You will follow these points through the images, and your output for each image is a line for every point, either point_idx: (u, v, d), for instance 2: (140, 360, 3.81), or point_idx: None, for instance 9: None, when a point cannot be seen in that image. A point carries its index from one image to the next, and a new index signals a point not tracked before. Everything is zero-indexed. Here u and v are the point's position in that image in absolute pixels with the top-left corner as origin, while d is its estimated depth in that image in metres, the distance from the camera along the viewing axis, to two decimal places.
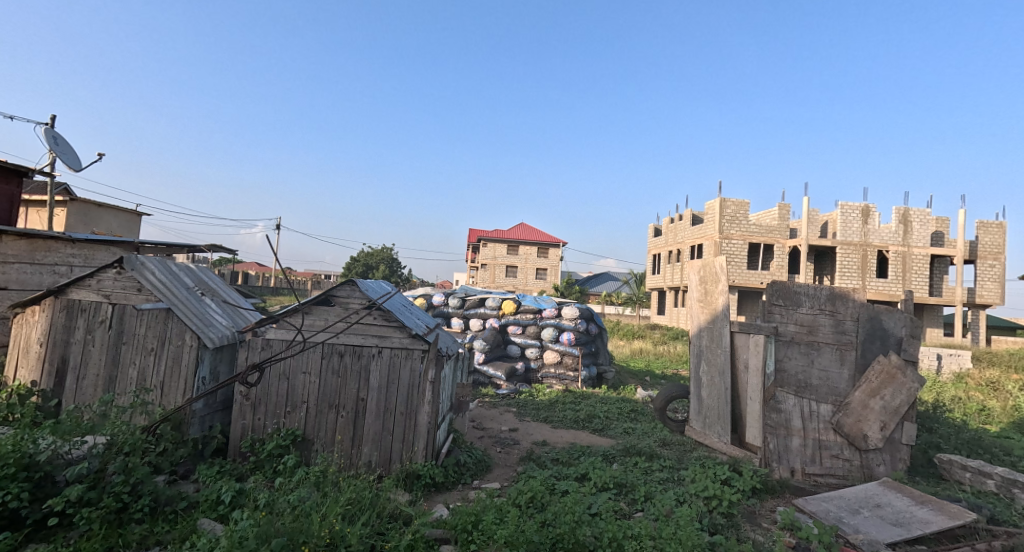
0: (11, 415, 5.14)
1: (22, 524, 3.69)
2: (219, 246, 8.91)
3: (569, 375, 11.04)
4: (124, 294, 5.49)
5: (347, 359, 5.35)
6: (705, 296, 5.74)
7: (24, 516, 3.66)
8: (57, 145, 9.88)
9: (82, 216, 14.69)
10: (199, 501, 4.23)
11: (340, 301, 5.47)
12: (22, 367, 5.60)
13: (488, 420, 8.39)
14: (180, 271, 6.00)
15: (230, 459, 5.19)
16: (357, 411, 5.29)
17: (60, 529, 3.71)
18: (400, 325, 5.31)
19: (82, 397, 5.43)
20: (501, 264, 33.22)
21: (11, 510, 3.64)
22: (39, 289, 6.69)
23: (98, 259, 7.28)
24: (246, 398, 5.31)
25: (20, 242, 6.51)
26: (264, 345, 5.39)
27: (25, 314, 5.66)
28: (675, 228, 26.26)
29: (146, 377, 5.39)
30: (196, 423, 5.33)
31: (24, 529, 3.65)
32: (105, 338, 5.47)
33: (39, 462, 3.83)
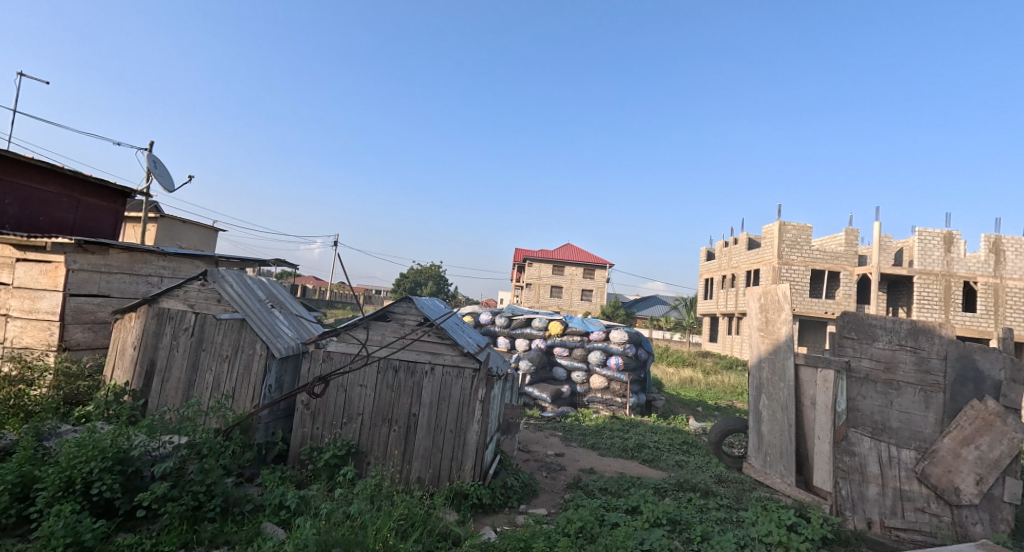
0: (104, 413, 5.49)
1: (115, 513, 3.93)
2: (285, 261, 9.31)
3: (617, 401, 10.71)
4: (206, 304, 5.80)
5: (402, 374, 5.40)
6: (767, 324, 5.39)
7: (116, 505, 3.91)
8: (155, 168, 10.68)
9: (168, 231, 15.79)
10: (264, 504, 4.32)
11: (397, 318, 5.55)
12: (117, 368, 5.96)
13: (534, 443, 8.27)
14: (254, 285, 6.34)
15: (290, 465, 5.30)
16: (409, 427, 5.31)
17: (145, 521, 3.95)
18: (453, 342, 5.33)
19: (165, 399, 5.72)
20: (546, 284, 33.11)
21: (106, 499, 3.87)
22: (135, 297, 7.13)
23: (184, 272, 7.72)
24: (307, 406, 5.43)
25: (123, 253, 6.92)
26: (325, 358, 5.50)
27: (122, 320, 6.04)
28: (730, 253, 25.42)
29: (220, 383, 5.62)
30: (261, 429, 5.51)
31: (115, 518, 3.89)
32: (188, 344, 5.75)
33: (131, 456, 4.10)
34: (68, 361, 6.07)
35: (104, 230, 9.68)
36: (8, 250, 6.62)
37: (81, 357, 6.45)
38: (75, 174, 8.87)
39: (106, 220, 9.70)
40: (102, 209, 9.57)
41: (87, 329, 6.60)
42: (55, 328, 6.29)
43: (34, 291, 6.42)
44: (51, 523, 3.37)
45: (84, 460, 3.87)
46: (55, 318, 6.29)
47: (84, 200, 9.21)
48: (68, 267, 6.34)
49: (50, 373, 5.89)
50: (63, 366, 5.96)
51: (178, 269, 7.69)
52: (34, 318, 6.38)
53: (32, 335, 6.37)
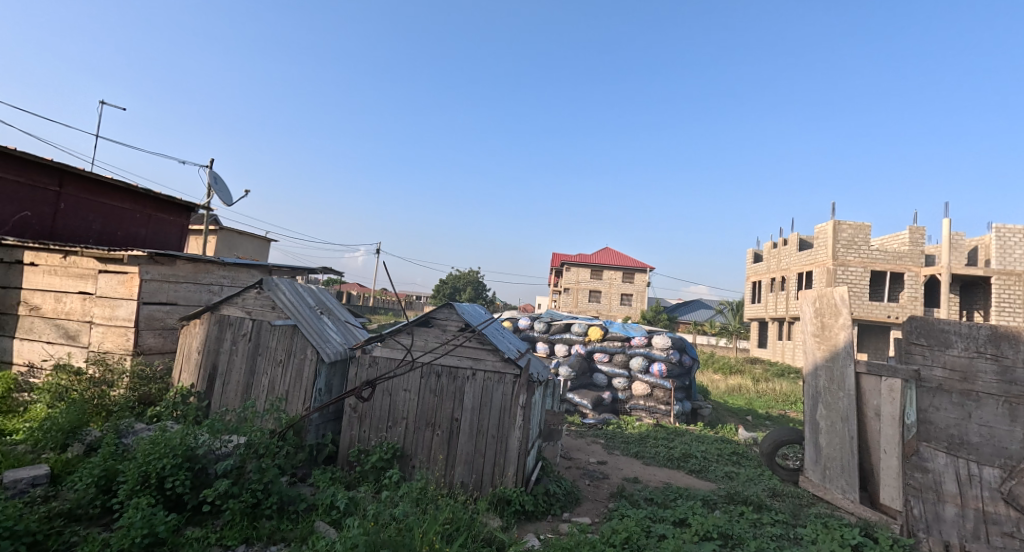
0: (172, 413, 5.77)
1: (184, 507, 4.15)
2: (331, 269, 9.41)
3: (661, 408, 10.35)
4: (261, 311, 5.88)
5: (444, 380, 5.29)
6: (822, 330, 5.01)
7: (185, 500, 4.12)
8: (215, 183, 11.05)
9: (226, 243, 16.33)
10: (316, 504, 4.32)
11: (439, 324, 5.47)
12: (184, 372, 6.13)
13: (576, 450, 8.03)
14: (304, 292, 6.39)
15: (339, 467, 5.27)
16: (451, 431, 5.19)
17: (210, 516, 4.13)
18: (494, 347, 5.19)
19: (226, 401, 5.85)
20: (584, 289, 32.70)
21: (177, 494, 4.10)
22: (200, 305, 7.30)
23: (242, 280, 7.87)
24: (353, 410, 5.39)
25: (188, 263, 7.10)
26: (371, 363, 5.45)
27: (187, 326, 6.19)
28: (779, 254, 24.46)
29: (275, 386, 5.69)
30: (312, 431, 5.50)
31: (184, 512, 4.09)
32: (246, 349, 5.85)
33: (198, 455, 4.32)
34: (142, 365, 6.28)
35: (172, 242, 9.98)
36: (88, 261, 6.74)
37: (154, 362, 6.64)
38: (149, 192, 9.24)
39: (173, 233, 9.99)
40: (170, 222, 9.88)
41: (159, 335, 6.78)
42: (131, 334, 6.50)
43: (113, 299, 6.62)
44: (129, 514, 3.65)
45: (158, 457, 4.12)
46: (130, 325, 6.50)
47: (154, 215, 9.54)
48: (141, 277, 6.55)
49: (125, 376, 6.11)
50: (138, 368, 6.18)
51: (237, 277, 7.83)
52: (113, 324, 6.58)
53: (111, 341, 6.57)
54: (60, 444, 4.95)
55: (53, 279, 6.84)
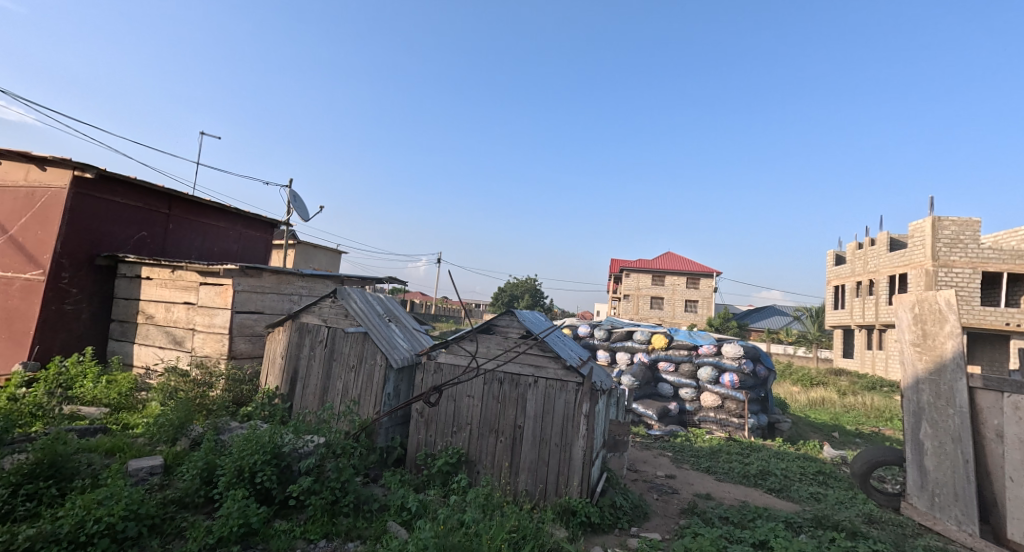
0: (263, 413, 6.23)
1: (272, 501, 4.49)
2: (396, 279, 9.83)
3: (733, 422, 10.01)
4: (336, 319, 6.28)
5: (506, 387, 5.45)
6: (922, 338, 3.72)
7: (273, 494, 4.46)
8: (293, 200, 11.82)
9: (302, 255, 17.34)
10: (388, 505, 4.57)
11: (500, 331, 5.63)
12: (269, 375, 6.64)
13: (642, 463, 7.97)
14: (373, 300, 6.76)
15: (408, 469, 5.54)
16: (515, 438, 5.33)
17: (294, 510, 4.46)
18: (555, 356, 5.30)
19: (305, 403, 6.28)
20: (646, 295, 32.12)
21: (266, 488, 4.45)
22: (283, 313, 7.85)
23: (319, 290, 8.38)
24: (421, 414, 5.66)
25: (272, 275, 7.65)
26: (436, 369, 5.70)
27: (271, 333, 6.69)
28: (867, 256, 23.10)
29: (348, 390, 6.06)
30: (383, 434, 5.81)
31: (272, 505, 4.44)
32: (322, 355, 6.27)
33: (284, 453, 4.66)
34: (235, 368, 6.84)
35: (258, 255, 10.76)
36: (192, 275, 7.42)
37: (244, 365, 7.21)
38: (239, 211, 10.04)
39: (259, 247, 10.77)
40: (256, 237, 10.66)
41: (249, 340, 7.35)
42: (226, 340, 7.10)
43: (211, 308, 7.25)
44: (227, 505, 3.99)
45: (249, 453, 4.50)
46: (225, 332, 7.10)
47: (244, 231, 10.32)
48: (234, 289, 7.15)
49: (221, 378, 6.69)
50: (232, 372, 6.73)
51: (314, 288, 8.35)
52: (211, 331, 7.21)
53: (209, 346, 7.20)
54: (171, 437, 5.46)
55: (163, 291, 7.57)
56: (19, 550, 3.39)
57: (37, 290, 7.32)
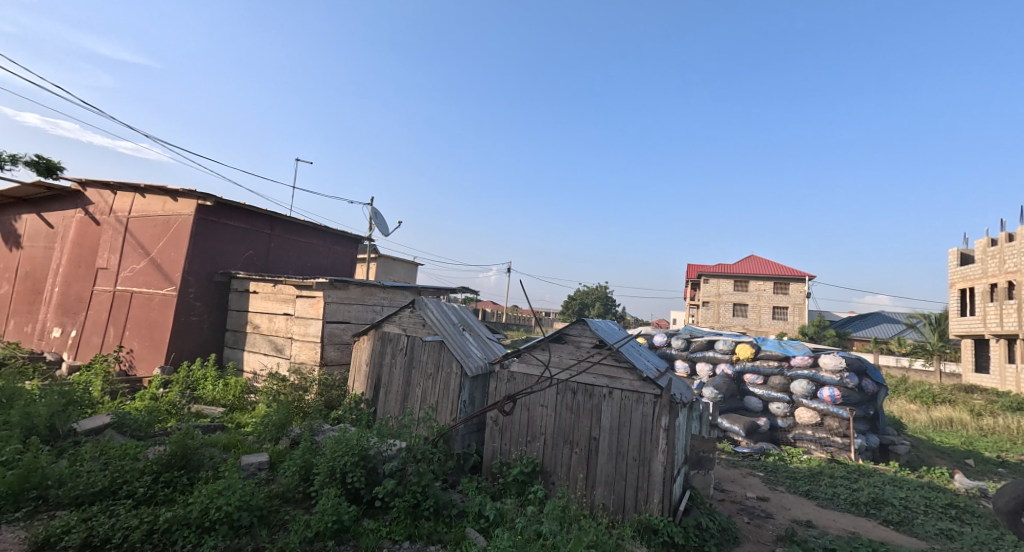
0: (351, 417, 6.69)
1: (361, 501, 4.84)
2: (467, 288, 10.22)
3: (836, 442, 9.46)
4: (415, 328, 6.70)
5: (580, 397, 5.58)
6: None
7: (362, 494, 4.82)
8: (375, 217, 12.59)
9: (381, 267, 18.31)
10: (466, 511, 4.82)
11: (573, 340, 5.72)
12: (356, 381, 7.16)
13: (731, 483, 7.78)
14: (449, 310, 7.12)
15: (484, 477, 5.78)
16: (590, 450, 5.44)
17: (380, 510, 4.76)
18: (630, 366, 5.36)
19: (388, 409, 6.72)
20: (726, 303, 30.99)
21: (356, 488, 4.82)
22: (367, 323, 8.39)
23: (399, 300, 8.88)
24: (496, 423, 5.91)
25: (358, 288, 8.22)
26: (509, 378, 5.94)
27: (358, 341, 7.24)
28: (1004, 255, 20.85)
29: (427, 397, 6.41)
30: (459, 440, 6.10)
31: (361, 505, 4.78)
32: (403, 362, 6.69)
33: (371, 456, 5.01)
34: (326, 374, 7.40)
35: (345, 269, 11.54)
36: (290, 288, 8.13)
37: (334, 372, 7.77)
38: (328, 228, 10.83)
39: (346, 261, 11.54)
40: (343, 252, 11.43)
41: (338, 348, 7.93)
42: (319, 348, 7.71)
43: (305, 319, 7.90)
44: (322, 503, 4.38)
45: (339, 455, 4.91)
46: (317, 342, 7.71)
47: (333, 247, 11.11)
48: (325, 301, 7.76)
49: (315, 383, 7.26)
50: (324, 377, 7.29)
51: (395, 298, 8.86)
52: (306, 340, 7.84)
53: (304, 353, 7.83)
54: (274, 436, 6.01)
55: (265, 303, 8.35)
56: (160, 530, 3.87)
57: (168, 303, 8.33)
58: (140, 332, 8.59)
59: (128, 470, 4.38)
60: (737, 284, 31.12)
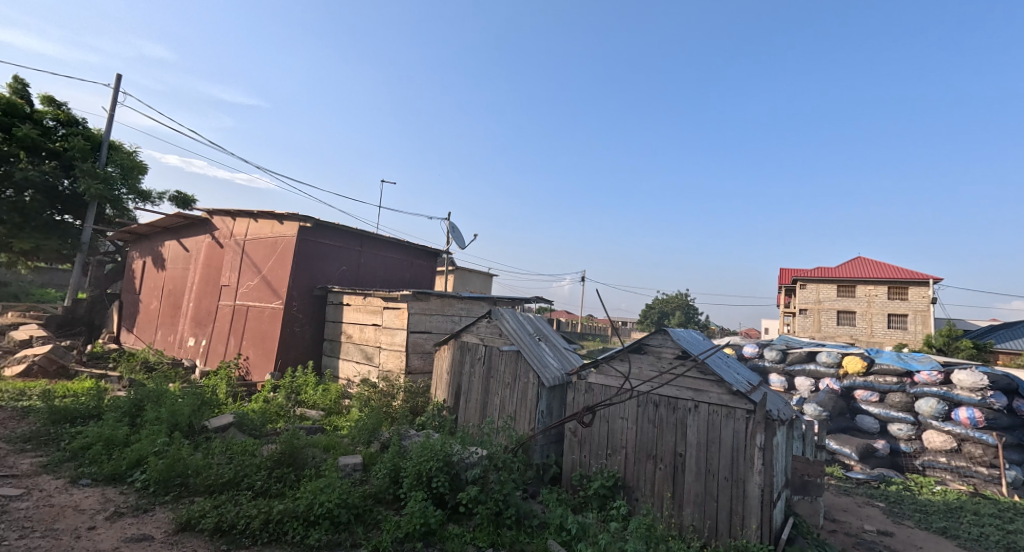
0: (434, 423, 6.99)
1: (445, 505, 5.06)
2: (541, 298, 10.38)
3: (978, 473, 8.26)
4: (491, 337, 6.95)
5: (663, 410, 5.54)
6: None
7: (445, 498, 5.05)
8: (452, 231, 13.10)
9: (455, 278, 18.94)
10: (548, 523, 4.92)
11: (653, 350, 5.73)
12: (439, 389, 7.50)
13: (842, 511, 7.07)
14: (524, 320, 7.33)
15: (564, 488, 5.89)
16: (676, 466, 5.37)
17: (464, 516, 4.98)
18: (717, 379, 5.25)
19: (468, 416, 6.99)
20: (828, 309, 29.09)
21: (440, 493, 5.06)
22: (448, 332, 8.75)
23: (477, 310, 9.19)
24: (575, 434, 6.02)
25: (438, 299, 8.61)
26: (586, 389, 6.03)
27: (439, 350, 7.59)
28: None
29: (505, 406, 6.61)
30: (538, 451, 6.26)
31: (446, 509, 5.01)
32: (481, 372, 6.95)
33: (454, 462, 5.27)
34: (411, 382, 7.81)
35: (426, 282, 12.08)
36: (378, 300, 8.67)
37: (418, 380, 8.17)
38: (410, 242, 11.42)
39: (426, 273, 12.06)
40: (424, 265, 11.96)
41: (422, 357, 8.34)
42: (404, 357, 8.14)
43: (391, 328, 8.40)
44: (409, 505, 4.63)
45: (424, 460, 5.19)
46: (402, 351, 8.15)
47: (415, 260, 11.67)
48: (408, 311, 8.21)
49: (401, 390, 7.69)
50: (408, 385, 7.70)
51: (473, 308, 9.18)
52: (392, 348, 8.32)
53: (391, 362, 8.31)
54: (366, 440, 6.44)
55: (356, 314, 8.97)
56: (274, 521, 4.31)
57: (276, 316, 9.15)
58: (254, 341, 9.46)
59: (248, 465, 4.90)
60: (841, 290, 29.11)
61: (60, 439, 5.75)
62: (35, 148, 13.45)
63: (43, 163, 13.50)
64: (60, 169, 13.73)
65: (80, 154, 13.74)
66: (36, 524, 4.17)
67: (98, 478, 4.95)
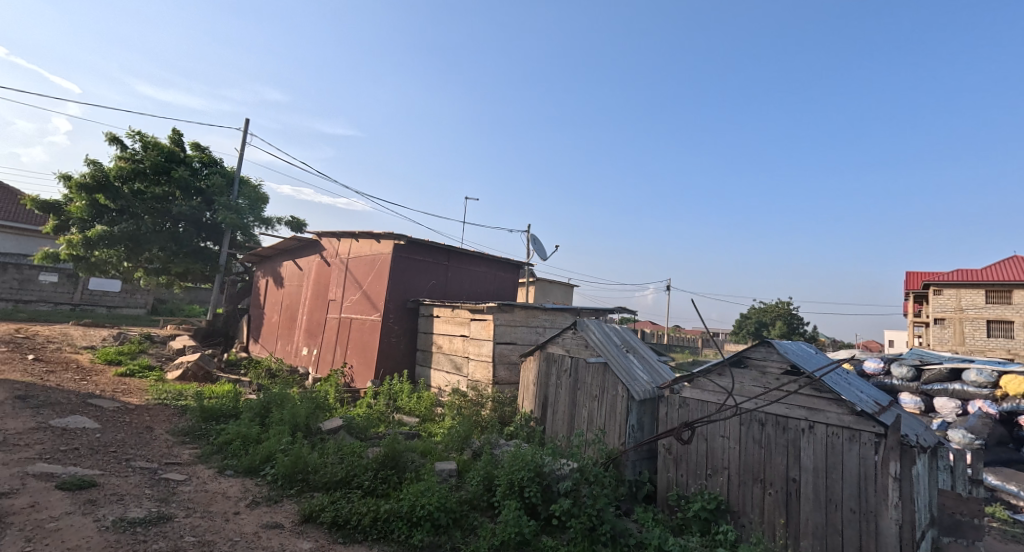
0: (523, 433, 7.19)
1: (538, 517, 5.12)
2: (625, 308, 10.26)
3: None
4: (577, 349, 7.02)
5: (770, 429, 4.91)
6: None
7: (538, 510, 5.12)
8: (534, 244, 13.31)
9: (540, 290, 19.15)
10: (646, 543, 4.69)
11: (757, 364, 5.15)
12: (526, 400, 7.63)
13: None
14: (611, 331, 7.31)
15: (659, 509, 5.41)
16: (790, 493, 4.71)
17: (557, 529, 4.97)
18: (838, 398, 4.56)
19: (556, 428, 7.03)
20: (973, 319, 26.02)
21: (533, 503, 5.14)
22: (532, 344, 8.87)
23: (561, 321, 9.24)
24: (669, 451, 5.51)
25: (522, 311, 8.78)
26: (680, 404, 5.57)
27: (525, 362, 7.78)
28: None
29: (594, 418, 6.58)
30: (630, 466, 5.94)
31: (540, 521, 5.06)
32: (568, 383, 7.01)
33: (546, 474, 5.36)
34: (498, 392, 8.00)
35: (510, 294, 12.31)
36: (465, 312, 8.99)
37: (505, 390, 8.34)
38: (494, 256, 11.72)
39: (509, 285, 12.29)
40: (507, 278, 12.21)
41: (508, 368, 8.51)
42: (490, 368, 8.36)
43: (478, 340, 8.67)
44: (505, 514, 4.71)
45: (517, 469, 5.32)
46: (489, 362, 8.38)
47: (498, 273, 11.96)
48: (493, 323, 8.45)
49: (489, 400, 7.90)
50: (496, 395, 7.90)
51: (557, 319, 9.26)
52: (480, 359, 8.57)
53: (479, 372, 8.56)
54: (458, 446, 6.67)
55: (444, 326, 9.36)
56: (381, 519, 4.61)
57: (376, 328, 9.73)
58: (357, 351, 10.09)
59: (357, 466, 5.27)
60: (991, 296, 25.78)
61: (208, 435, 6.53)
62: (187, 188, 15.85)
63: (192, 199, 15.81)
64: (204, 204, 15.94)
65: (219, 190, 16.02)
66: (196, 506, 4.74)
67: (238, 469, 5.56)
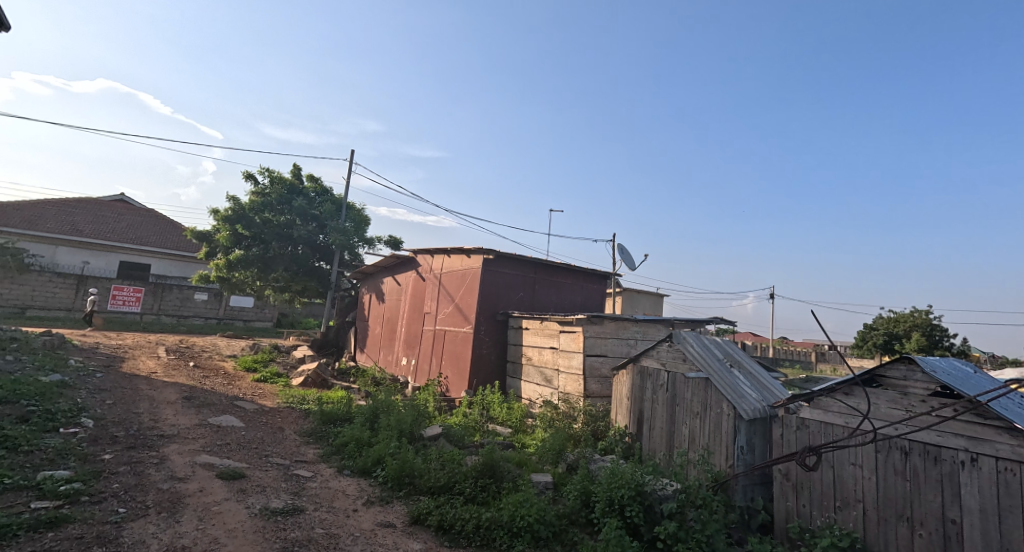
0: (618, 448, 6.97)
1: (641, 539, 4.87)
2: (722, 320, 9.67)
3: None
4: (674, 363, 6.71)
5: (917, 459, 4.29)
6: None
7: (640, 531, 4.87)
8: (622, 254, 13.00)
9: (629, 301, 18.64)
10: None
11: (895, 385, 4.53)
12: (619, 415, 7.38)
13: None
14: (712, 345, 6.91)
15: (778, 541, 4.94)
16: (946, 535, 4.06)
17: None
18: (1006, 426, 3.86)
19: (653, 446, 6.71)
20: None
21: (635, 523, 4.90)
22: (623, 356, 8.58)
23: (653, 333, 8.88)
24: (788, 478, 5.06)
25: (611, 322, 8.55)
26: (799, 426, 5.10)
27: (617, 376, 7.55)
28: None
29: (696, 437, 6.21)
30: (740, 492, 5.53)
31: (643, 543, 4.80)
32: (665, 399, 6.69)
33: (647, 493, 5.10)
34: (590, 406, 7.80)
35: (597, 304, 12.07)
36: (554, 324, 8.91)
37: (597, 403, 8.12)
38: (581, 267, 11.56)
39: (596, 296, 12.04)
40: (595, 289, 11.98)
41: (600, 381, 8.29)
42: (581, 380, 8.18)
43: (568, 352, 8.53)
44: (606, 531, 4.50)
45: (617, 487, 5.12)
46: (579, 375, 8.21)
47: (585, 284, 11.77)
48: (582, 334, 8.29)
49: (581, 413, 7.72)
50: (588, 408, 7.71)
51: (649, 331, 8.90)
52: (570, 372, 8.42)
53: (569, 385, 8.41)
54: (553, 460, 6.56)
55: (534, 337, 9.33)
56: (483, 528, 4.59)
57: (467, 339, 9.89)
58: (451, 362, 10.30)
59: (457, 472, 5.32)
60: None
61: (329, 436, 6.87)
62: (304, 215, 17.18)
63: (309, 225, 17.08)
64: (319, 228, 17.21)
65: (330, 214, 17.38)
66: (322, 501, 4.98)
67: (355, 470, 5.79)
